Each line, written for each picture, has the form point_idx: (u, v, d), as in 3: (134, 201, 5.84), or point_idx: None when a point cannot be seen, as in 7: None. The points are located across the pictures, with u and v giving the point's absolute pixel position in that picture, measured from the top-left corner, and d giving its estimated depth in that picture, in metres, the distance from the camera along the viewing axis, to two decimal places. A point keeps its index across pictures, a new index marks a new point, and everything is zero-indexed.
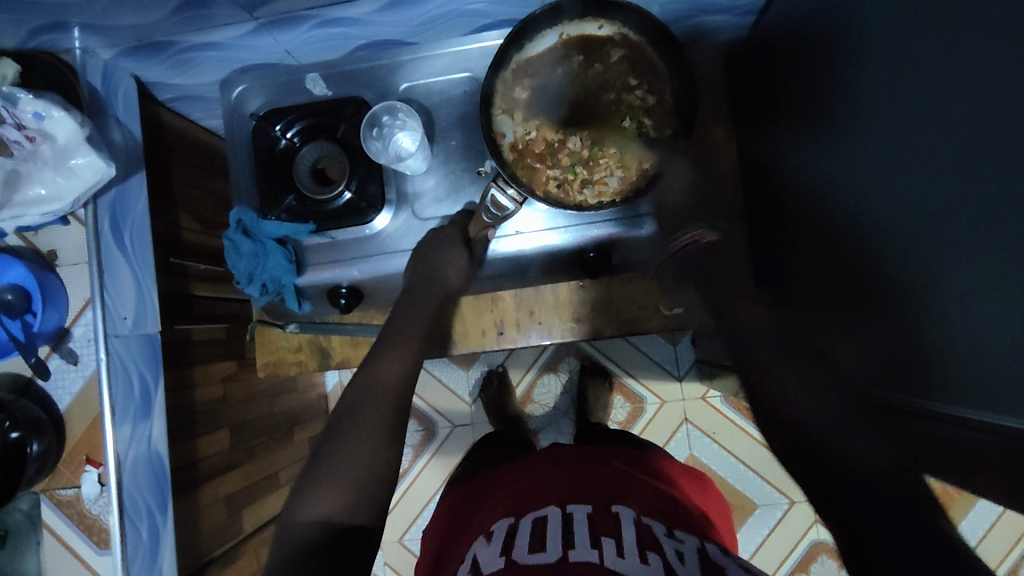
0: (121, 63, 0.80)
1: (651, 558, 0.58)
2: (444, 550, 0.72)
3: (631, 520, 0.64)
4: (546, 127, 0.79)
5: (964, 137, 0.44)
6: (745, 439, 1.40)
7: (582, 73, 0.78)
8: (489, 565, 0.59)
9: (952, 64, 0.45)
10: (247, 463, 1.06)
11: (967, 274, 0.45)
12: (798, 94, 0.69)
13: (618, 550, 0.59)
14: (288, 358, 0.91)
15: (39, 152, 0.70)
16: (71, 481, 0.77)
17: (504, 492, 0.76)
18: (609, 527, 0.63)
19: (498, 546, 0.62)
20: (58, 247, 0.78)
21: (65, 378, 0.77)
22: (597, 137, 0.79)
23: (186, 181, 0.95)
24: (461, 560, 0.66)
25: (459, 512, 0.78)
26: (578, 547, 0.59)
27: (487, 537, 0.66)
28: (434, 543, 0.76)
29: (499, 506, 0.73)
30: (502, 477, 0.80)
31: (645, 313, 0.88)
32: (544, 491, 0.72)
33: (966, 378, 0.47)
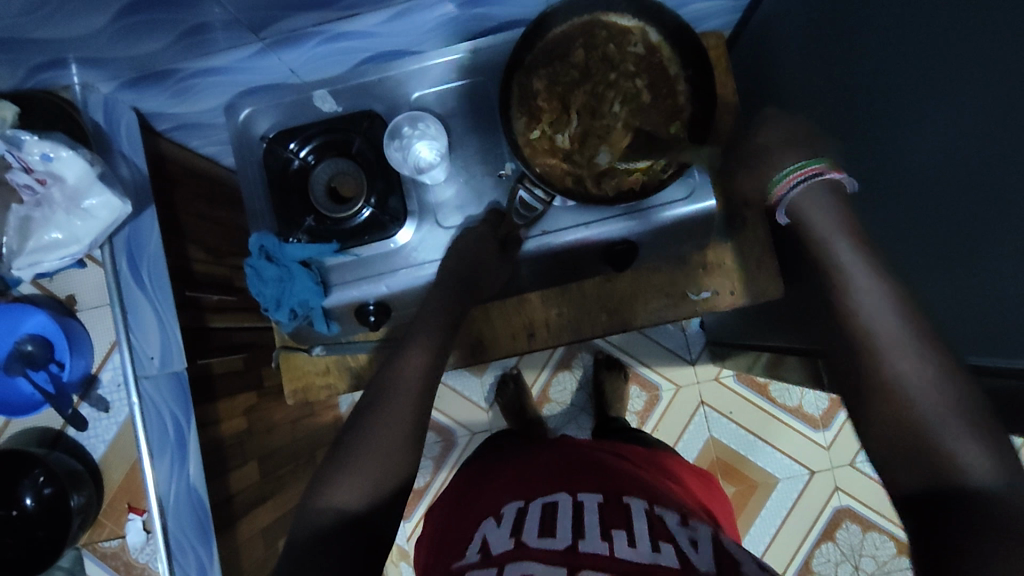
0: (121, 97, 0.77)
1: (663, 546, 0.57)
2: (450, 521, 0.72)
3: (642, 510, 0.63)
4: (549, 128, 0.79)
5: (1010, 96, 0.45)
6: (759, 413, 1.41)
7: (583, 68, 0.78)
8: (496, 548, 0.59)
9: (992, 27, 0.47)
10: (277, 494, 1.04)
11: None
12: (817, 67, 0.70)
13: (629, 540, 0.57)
14: (316, 382, 0.88)
15: (50, 195, 0.68)
16: (115, 531, 0.75)
17: (511, 473, 0.75)
18: (619, 517, 0.61)
19: (509, 528, 0.62)
20: (76, 292, 0.75)
21: (99, 426, 0.74)
22: (602, 133, 0.79)
23: (193, 211, 0.92)
24: (468, 536, 0.65)
25: (464, 490, 0.78)
26: (588, 537, 0.58)
27: (496, 517, 0.65)
28: (438, 519, 0.76)
29: (505, 488, 0.71)
30: (511, 459, 0.80)
31: (673, 301, 0.88)
32: (555, 478, 0.71)
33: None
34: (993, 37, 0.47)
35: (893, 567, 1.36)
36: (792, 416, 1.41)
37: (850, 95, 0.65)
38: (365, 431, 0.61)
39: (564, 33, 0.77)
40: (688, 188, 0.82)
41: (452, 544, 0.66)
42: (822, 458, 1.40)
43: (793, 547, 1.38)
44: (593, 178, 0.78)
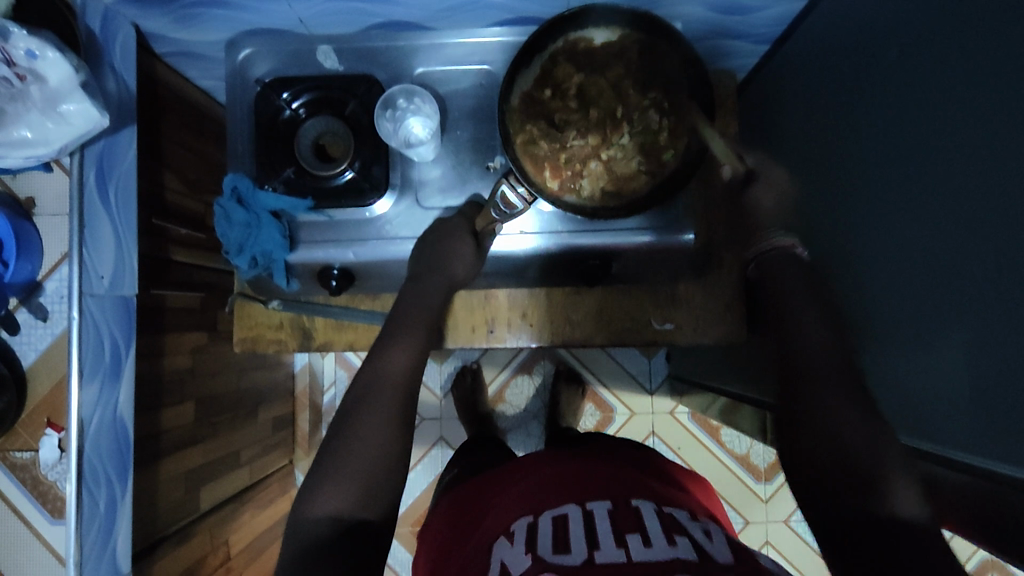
0: (122, 10, 0.75)
1: (678, 540, 0.56)
2: (457, 547, 0.68)
3: (652, 512, 0.62)
4: (539, 137, 0.78)
5: (1007, 189, 0.45)
6: (708, 457, 1.42)
7: (584, 85, 0.78)
8: (514, 568, 0.56)
9: (990, 118, 0.46)
10: (209, 440, 1.02)
11: (995, 337, 0.47)
12: (824, 123, 0.70)
13: (643, 542, 0.57)
14: (267, 335, 0.88)
15: (28, 92, 0.66)
16: (28, 443, 0.73)
17: (520, 486, 0.72)
18: (630, 521, 0.61)
19: (523, 545, 0.59)
20: (37, 195, 0.73)
21: (32, 334, 0.73)
22: (590, 154, 0.78)
23: (176, 141, 0.91)
24: (479, 553, 0.63)
25: (469, 510, 0.74)
26: (602, 546, 0.57)
27: (507, 536, 0.62)
28: (439, 544, 0.73)
29: (512, 502, 0.69)
30: (511, 473, 0.78)
31: (636, 326, 0.88)
32: (560, 490, 0.69)
33: (990, 431, 0.48)
34: (995, 134, 0.46)
35: None
36: (735, 461, 1.42)
37: (848, 161, 0.66)
38: None
39: (575, 44, 0.77)
40: (679, 213, 0.79)
41: (464, 563, 0.63)
42: (761, 510, 1.41)
43: None
44: (575, 195, 0.77)
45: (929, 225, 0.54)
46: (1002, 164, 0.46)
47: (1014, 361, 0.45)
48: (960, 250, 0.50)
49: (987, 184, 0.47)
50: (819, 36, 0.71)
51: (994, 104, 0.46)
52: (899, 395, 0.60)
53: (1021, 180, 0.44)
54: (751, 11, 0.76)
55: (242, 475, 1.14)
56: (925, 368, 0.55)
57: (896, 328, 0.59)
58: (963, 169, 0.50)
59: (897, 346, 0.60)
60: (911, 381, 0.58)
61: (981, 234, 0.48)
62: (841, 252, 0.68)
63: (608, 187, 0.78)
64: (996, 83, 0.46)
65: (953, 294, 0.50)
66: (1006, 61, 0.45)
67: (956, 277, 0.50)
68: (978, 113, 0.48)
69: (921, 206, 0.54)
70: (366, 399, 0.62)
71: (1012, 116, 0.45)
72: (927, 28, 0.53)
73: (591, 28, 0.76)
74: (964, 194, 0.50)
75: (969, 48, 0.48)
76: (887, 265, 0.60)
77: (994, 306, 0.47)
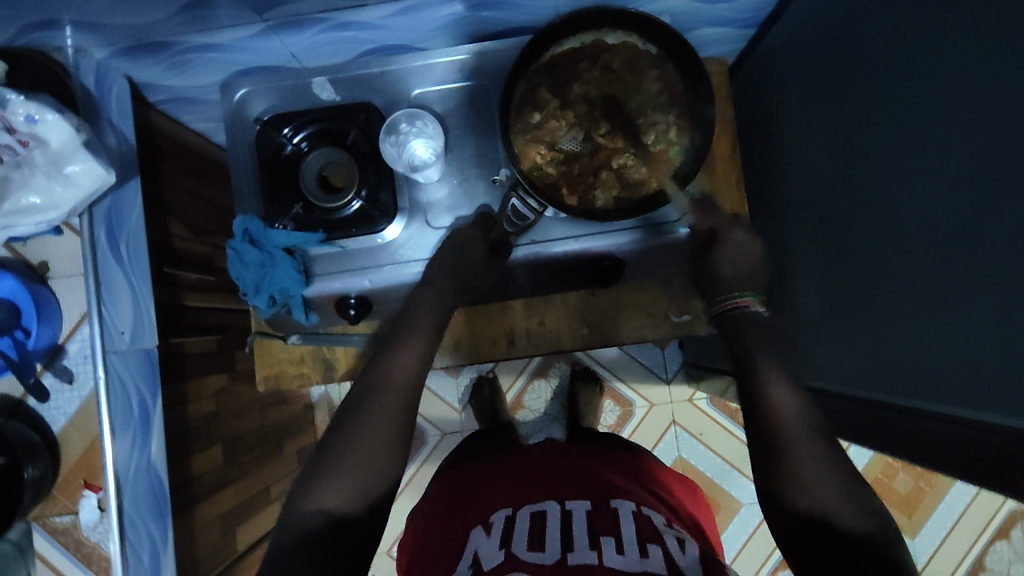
0: (114, 64, 0.75)
1: (651, 550, 0.58)
2: (433, 530, 0.72)
3: (630, 514, 0.65)
4: (545, 162, 0.78)
5: (998, 154, 0.46)
6: (731, 440, 1.43)
7: (573, 103, 0.78)
8: (486, 563, 0.60)
9: (983, 85, 0.47)
10: (239, 480, 1.02)
11: (996, 299, 0.47)
12: (818, 102, 0.71)
13: (617, 548, 0.59)
14: (289, 371, 0.87)
15: (31, 157, 0.65)
16: (68, 507, 0.73)
17: (503, 479, 0.76)
18: (609, 525, 0.63)
19: (498, 539, 0.63)
20: (49, 259, 0.73)
21: (60, 399, 0.72)
22: (598, 168, 0.78)
23: (178, 187, 0.91)
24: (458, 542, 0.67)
25: (447, 495, 0.78)
26: (577, 548, 0.59)
27: (485, 527, 0.67)
28: (418, 523, 0.77)
29: (497, 496, 0.73)
30: (496, 464, 0.81)
31: (654, 321, 0.88)
32: (537, 487, 0.72)
33: (995, 390, 0.48)
34: (985, 99, 0.47)
35: None
36: None
37: (842, 138, 0.66)
38: (348, 433, 0.60)
39: (552, 65, 0.78)
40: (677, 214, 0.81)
41: (443, 549, 0.67)
42: None
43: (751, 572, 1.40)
44: (595, 207, 0.77)
45: (921, 194, 0.54)
46: (995, 128, 0.46)
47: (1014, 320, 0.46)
48: (958, 216, 0.50)
49: (981, 150, 0.48)
50: (807, 16, 0.72)
51: (983, 68, 0.47)
52: (894, 367, 0.60)
53: (1015, 142, 0.44)
54: None
55: (275, 511, 1.14)
56: (917, 337, 0.56)
57: (886, 304, 0.60)
58: (954, 139, 0.50)
59: (886, 319, 0.60)
60: (903, 352, 0.58)
61: (976, 197, 0.48)
62: (835, 231, 0.69)
63: (622, 195, 0.77)
64: (984, 47, 0.47)
65: (958, 258, 0.51)
66: (993, 29, 0.46)
67: (952, 242, 0.51)
68: (969, 80, 0.48)
69: (913, 177, 0.55)
70: (403, 428, 0.63)
71: (1002, 78, 0.45)
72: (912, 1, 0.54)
73: (566, 47, 0.77)
74: (957, 161, 0.50)
75: (957, 17, 0.49)
76: (879, 238, 0.61)
77: (993, 267, 0.47)
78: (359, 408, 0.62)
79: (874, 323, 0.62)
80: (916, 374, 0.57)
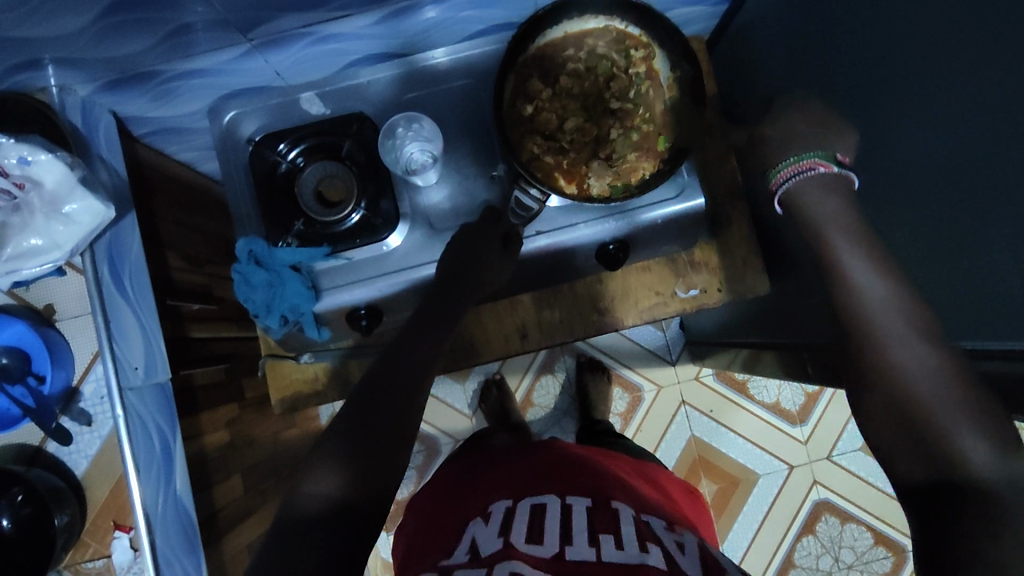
0: (99, 99, 0.74)
1: (651, 548, 0.59)
2: (434, 516, 0.74)
3: (630, 517, 0.65)
4: (542, 152, 0.79)
5: (988, 92, 0.48)
6: (740, 412, 1.45)
7: (562, 94, 0.80)
8: (484, 547, 0.59)
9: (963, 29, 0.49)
10: (260, 509, 1.00)
11: (998, 230, 0.49)
12: (800, 65, 0.73)
13: (616, 544, 0.59)
14: (303, 390, 0.88)
15: (29, 200, 0.65)
16: (99, 551, 0.71)
17: (506, 471, 0.77)
18: (609, 522, 0.63)
19: (497, 528, 0.63)
20: (55, 301, 0.72)
21: (80, 441, 0.71)
22: (593, 151, 0.80)
23: (171, 218, 0.90)
24: (455, 528, 0.67)
25: (453, 482, 0.80)
26: (575, 543, 0.59)
27: (485, 516, 0.67)
28: (421, 506, 0.78)
29: (499, 485, 0.73)
30: (502, 457, 0.82)
31: (662, 299, 0.90)
32: (538, 480, 0.72)
33: (1004, 314, 0.50)
34: (967, 42, 0.49)
35: (870, 557, 1.41)
36: (767, 411, 1.45)
37: (828, 96, 0.68)
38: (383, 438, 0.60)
39: (539, 58, 0.79)
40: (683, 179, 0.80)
41: (441, 532, 0.68)
42: (800, 452, 1.44)
43: (774, 543, 1.41)
44: (597, 191, 0.77)
45: (917, 140, 0.56)
46: (980, 68, 0.48)
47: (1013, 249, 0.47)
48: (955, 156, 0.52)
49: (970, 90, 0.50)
50: None
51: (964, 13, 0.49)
52: None
53: (1002, 78, 0.47)
54: None
55: None
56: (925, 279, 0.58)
57: (897, 251, 0.62)
58: (942, 84, 0.52)
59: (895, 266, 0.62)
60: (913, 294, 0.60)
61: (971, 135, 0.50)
62: None
63: (625, 177, 0.78)
64: None
65: (958, 196, 0.53)
66: None
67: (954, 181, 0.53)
68: (950, 24, 0.50)
69: (906, 125, 0.57)
70: None
71: (982, 18, 0.47)
72: None
73: (551, 40, 0.79)
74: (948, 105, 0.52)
75: None
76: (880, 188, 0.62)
77: (990, 201, 0.49)
78: (390, 414, 0.62)
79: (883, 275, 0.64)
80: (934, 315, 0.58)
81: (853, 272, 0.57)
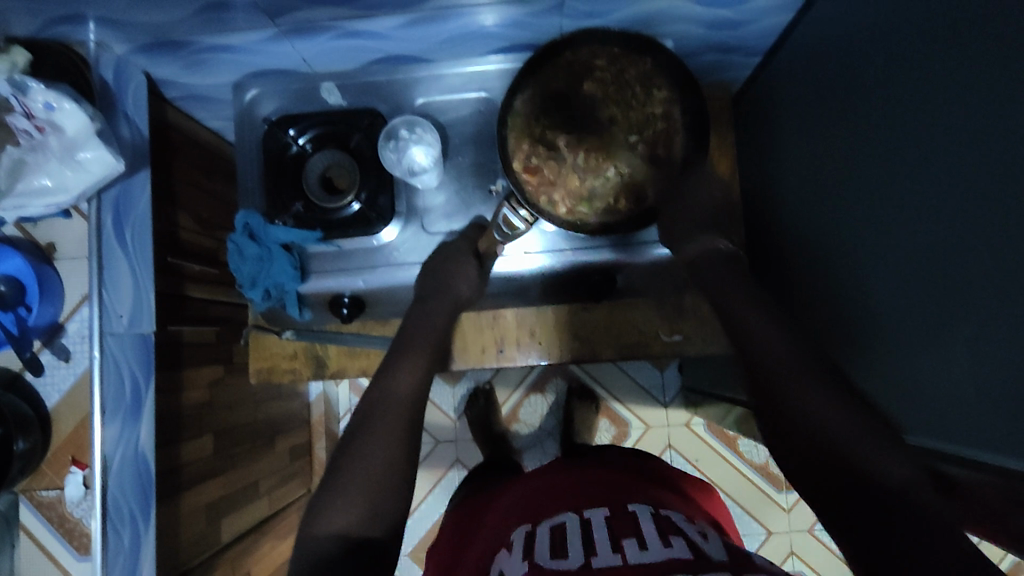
0: (133, 59, 0.78)
1: (674, 540, 0.58)
2: (453, 560, 0.71)
3: (649, 516, 0.64)
4: (541, 166, 0.79)
5: (979, 183, 0.47)
6: (726, 467, 1.42)
7: (580, 106, 0.80)
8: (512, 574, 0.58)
9: (957, 122, 0.49)
10: (229, 472, 1.03)
11: (976, 327, 0.48)
12: (811, 130, 0.72)
13: (640, 545, 0.58)
14: (281, 365, 0.90)
15: (47, 142, 0.69)
16: (54, 482, 0.75)
17: (513, 500, 0.77)
18: (629, 527, 0.62)
19: (520, 553, 0.61)
20: (56, 241, 0.76)
21: (55, 376, 0.75)
22: (592, 175, 0.80)
23: (187, 181, 0.94)
24: (480, 567, 0.65)
25: (467, 521, 0.78)
26: (600, 552, 0.58)
27: (506, 546, 0.65)
28: (440, 552, 0.75)
29: (515, 515, 0.72)
30: (508, 490, 0.81)
31: (646, 339, 0.90)
32: (561, 499, 0.72)
33: (980, 420, 0.48)
34: (962, 132, 0.48)
35: None
36: (754, 471, 1.41)
37: (835, 163, 0.67)
38: None
39: (569, 65, 0.78)
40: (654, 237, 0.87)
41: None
42: (781, 519, 1.40)
43: None
44: (585, 220, 0.79)
45: (912, 225, 0.55)
46: (972, 160, 0.47)
47: (988, 352, 0.46)
48: (940, 249, 0.51)
49: (960, 186, 0.48)
50: (806, 45, 0.74)
51: (962, 102, 0.48)
52: (890, 393, 0.60)
53: (991, 174, 0.45)
54: (739, 25, 0.79)
55: (263, 506, 1.14)
56: (914, 365, 0.56)
57: (881, 333, 0.60)
58: (933, 169, 0.51)
59: (882, 349, 0.61)
60: (895, 376, 0.59)
61: (959, 229, 0.49)
62: (830, 258, 0.69)
63: (601, 205, 0.80)
64: (961, 84, 0.48)
65: (942, 287, 0.51)
66: (969, 66, 0.47)
67: (938, 271, 0.51)
68: (948, 113, 0.49)
69: (902, 208, 0.56)
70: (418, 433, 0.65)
71: (980, 111, 0.46)
72: (900, 38, 0.55)
73: (586, 49, 0.77)
74: (939, 193, 0.51)
75: (937, 52, 0.50)
76: (876, 266, 0.60)
77: (976, 295, 0.47)
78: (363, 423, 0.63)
79: (871, 355, 0.63)
80: (917, 398, 0.56)
81: (766, 337, 0.62)
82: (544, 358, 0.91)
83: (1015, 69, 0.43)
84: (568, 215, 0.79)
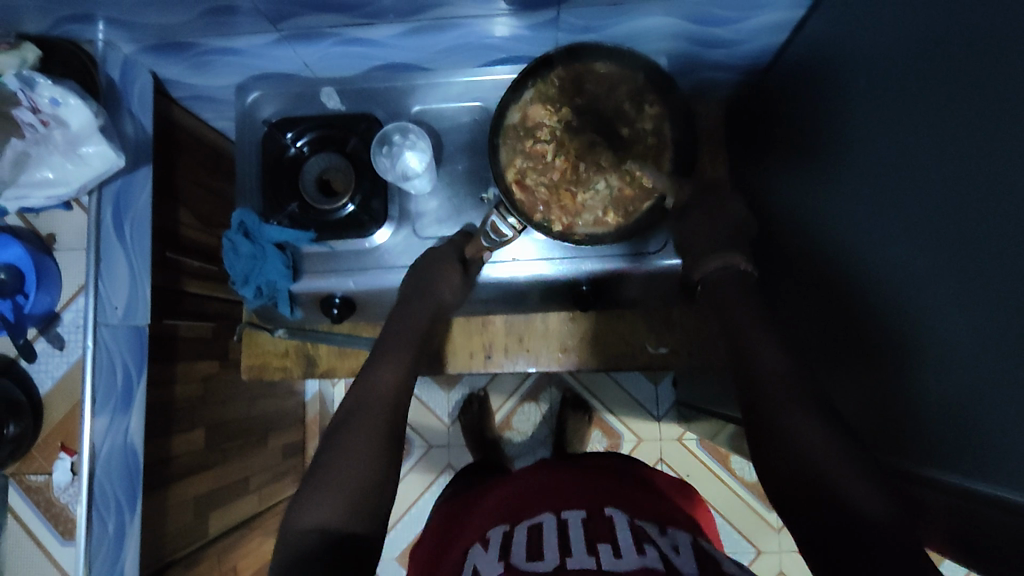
0: (140, 59, 0.81)
1: (648, 550, 0.58)
2: (436, 558, 0.71)
3: (625, 523, 0.64)
4: (533, 176, 0.81)
5: (954, 207, 0.47)
6: (718, 485, 1.41)
7: (575, 117, 0.81)
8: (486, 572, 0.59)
9: (935, 146, 0.49)
10: (218, 466, 1.04)
11: (947, 348, 0.48)
12: (799, 148, 0.73)
13: (613, 552, 0.58)
14: (272, 362, 0.92)
15: (51, 136, 0.71)
16: (43, 467, 0.77)
17: (496, 499, 0.77)
18: (604, 532, 0.63)
19: (496, 553, 0.62)
20: (57, 232, 0.78)
21: (49, 362, 0.77)
22: (584, 186, 0.81)
23: (189, 178, 0.96)
24: (457, 563, 0.65)
25: (452, 520, 0.78)
26: (575, 554, 0.59)
27: (483, 544, 0.66)
28: (423, 551, 0.76)
29: (496, 514, 0.73)
30: (492, 489, 0.81)
31: (631, 351, 0.91)
32: (542, 500, 0.72)
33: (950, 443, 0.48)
34: (938, 157, 0.49)
35: None
36: (746, 489, 1.41)
37: (822, 182, 0.68)
38: None
39: (565, 77, 0.80)
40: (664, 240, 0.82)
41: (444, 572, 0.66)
42: (772, 539, 1.39)
43: None
44: (574, 230, 0.80)
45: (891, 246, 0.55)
46: (948, 185, 0.48)
47: (959, 375, 0.47)
48: (916, 271, 0.51)
49: (936, 209, 0.49)
50: (798, 64, 0.75)
51: (939, 126, 0.49)
52: (867, 412, 0.60)
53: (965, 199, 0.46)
54: (734, 44, 0.80)
55: (252, 502, 1.15)
56: (892, 385, 0.56)
57: (858, 351, 0.61)
58: (913, 192, 0.52)
59: (855, 369, 0.62)
60: (869, 396, 0.59)
61: (935, 251, 0.49)
62: (814, 275, 0.70)
63: (588, 217, 0.81)
64: (939, 108, 0.49)
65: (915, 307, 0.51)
66: (947, 91, 0.48)
67: (914, 294, 0.52)
68: (925, 136, 0.50)
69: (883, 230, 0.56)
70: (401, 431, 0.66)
71: (956, 136, 0.47)
72: (884, 60, 0.56)
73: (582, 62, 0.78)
74: (918, 216, 0.51)
75: (917, 75, 0.51)
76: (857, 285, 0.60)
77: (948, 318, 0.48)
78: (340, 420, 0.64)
79: (841, 377, 0.64)
80: (893, 417, 0.56)
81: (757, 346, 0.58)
82: (530, 366, 0.92)
83: (991, 96, 0.43)
84: (560, 226, 0.80)
